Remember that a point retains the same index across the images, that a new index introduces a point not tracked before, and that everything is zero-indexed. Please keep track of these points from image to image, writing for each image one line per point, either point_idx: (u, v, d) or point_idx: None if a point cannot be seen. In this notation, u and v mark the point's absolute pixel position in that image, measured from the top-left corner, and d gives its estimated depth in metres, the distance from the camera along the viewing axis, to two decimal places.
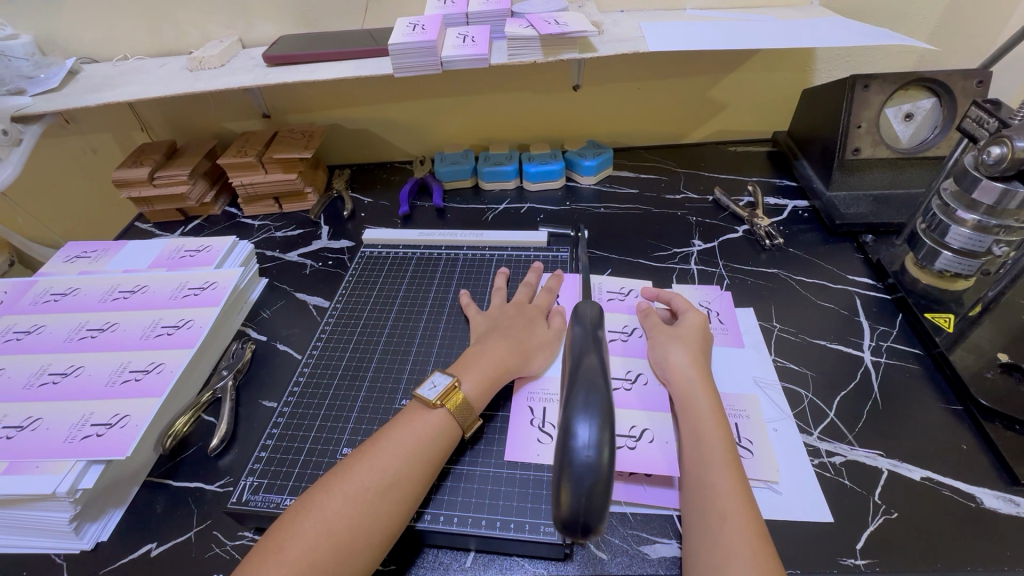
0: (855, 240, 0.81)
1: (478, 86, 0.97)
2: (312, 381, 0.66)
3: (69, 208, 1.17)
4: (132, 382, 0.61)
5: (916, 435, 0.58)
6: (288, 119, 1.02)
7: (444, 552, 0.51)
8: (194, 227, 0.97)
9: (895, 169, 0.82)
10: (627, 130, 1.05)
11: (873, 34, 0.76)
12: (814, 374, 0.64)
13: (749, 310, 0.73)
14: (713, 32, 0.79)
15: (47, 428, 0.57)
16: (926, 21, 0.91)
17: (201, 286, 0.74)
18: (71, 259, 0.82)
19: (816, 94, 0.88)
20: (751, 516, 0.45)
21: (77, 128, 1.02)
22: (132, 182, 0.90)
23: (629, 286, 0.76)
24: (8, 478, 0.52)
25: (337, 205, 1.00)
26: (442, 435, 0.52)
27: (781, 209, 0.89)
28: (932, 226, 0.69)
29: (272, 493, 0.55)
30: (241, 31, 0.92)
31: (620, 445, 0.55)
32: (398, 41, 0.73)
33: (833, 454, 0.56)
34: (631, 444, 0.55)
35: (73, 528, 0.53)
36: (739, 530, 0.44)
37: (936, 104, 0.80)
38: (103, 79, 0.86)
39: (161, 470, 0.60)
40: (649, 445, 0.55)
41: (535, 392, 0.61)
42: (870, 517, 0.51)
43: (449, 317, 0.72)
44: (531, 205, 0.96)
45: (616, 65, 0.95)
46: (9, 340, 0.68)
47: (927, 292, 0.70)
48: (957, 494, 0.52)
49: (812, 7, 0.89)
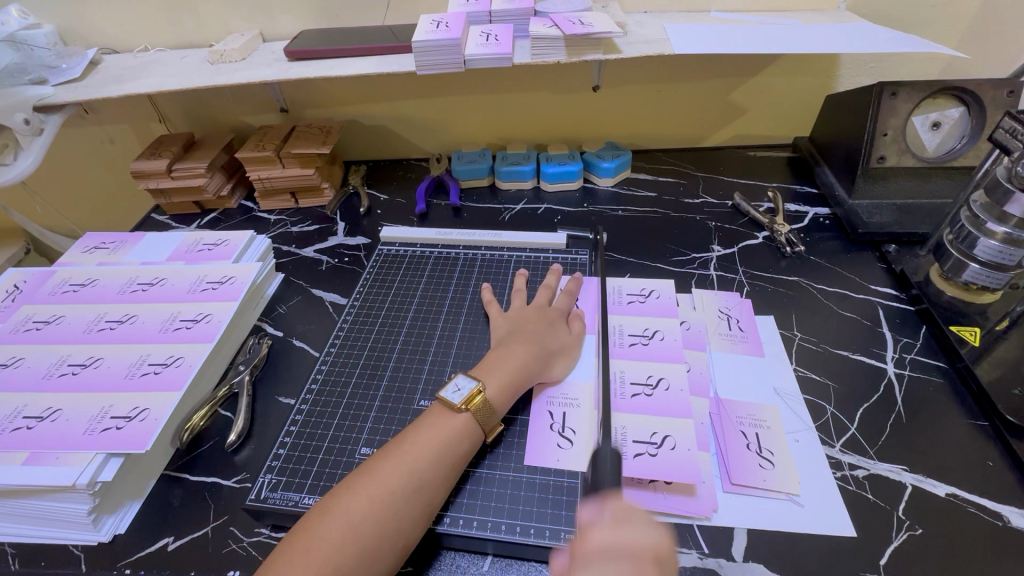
0: (878, 249, 0.80)
1: (498, 85, 0.96)
2: (330, 379, 0.65)
3: (84, 198, 1.17)
4: (151, 375, 0.61)
5: (941, 450, 0.57)
6: (306, 114, 1.02)
7: (462, 555, 0.50)
8: (210, 220, 0.97)
9: (920, 178, 0.81)
10: (646, 133, 1.04)
11: (903, 41, 0.75)
12: (836, 385, 0.64)
13: (770, 318, 0.72)
14: (739, 36, 0.78)
15: (67, 419, 0.57)
16: (954, 28, 0.90)
17: (219, 280, 0.74)
18: (89, 249, 0.82)
19: (840, 100, 0.87)
20: None
21: (95, 118, 1.02)
22: (151, 173, 0.90)
23: (649, 288, 0.75)
24: (28, 469, 0.52)
25: (353, 201, 1.00)
26: (465, 438, 0.52)
27: (801, 216, 0.88)
28: (960, 238, 0.69)
29: (290, 490, 0.54)
30: (262, 24, 0.92)
31: (642, 452, 0.55)
32: (422, 39, 0.73)
33: (856, 467, 0.56)
34: (653, 451, 0.55)
35: (92, 520, 0.53)
36: None
37: (964, 113, 0.79)
38: (123, 70, 0.86)
39: (178, 464, 0.60)
40: (671, 454, 0.54)
41: (555, 396, 0.60)
42: (894, 532, 0.50)
43: (467, 318, 0.72)
44: (548, 206, 0.96)
45: (637, 67, 0.94)
46: (29, 330, 0.68)
47: (952, 304, 0.69)
48: (983, 511, 0.52)
49: (839, 12, 0.87)
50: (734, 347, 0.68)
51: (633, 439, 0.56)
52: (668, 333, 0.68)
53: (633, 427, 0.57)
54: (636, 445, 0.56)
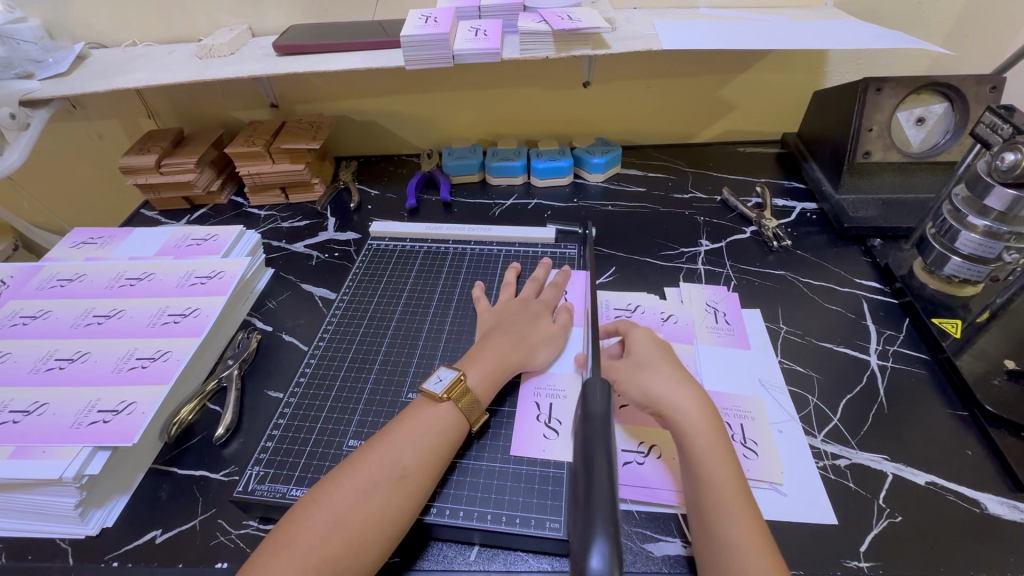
0: (863, 244, 0.81)
1: (488, 80, 0.97)
2: (319, 371, 0.66)
3: (73, 194, 1.16)
4: (139, 369, 0.61)
5: (922, 439, 0.58)
6: (296, 110, 1.01)
7: (449, 546, 0.51)
8: (200, 216, 0.97)
9: (905, 173, 0.82)
10: (636, 129, 1.05)
11: (888, 37, 0.75)
12: (820, 376, 0.64)
13: (756, 311, 0.73)
14: (726, 32, 0.78)
15: (54, 413, 0.57)
16: (941, 24, 0.91)
17: (208, 275, 0.74)
18: (77, 244, 0.82)
19: (827, 96, 0.87)
20: (741, 496, 0.47)
21: (84, 113, 1.02)
22: (139, 169, 0.90)
23: (636, 302, 0.74)
24: (14, 462, 0.52)
25: (344, 196, 1.00)
26: (451, 428, 0.53)
27: (788, 211, 0.89)
28: (942, 232, 0.70)
29: (278, 482, 0.55)
30: (251, 19, 0.91)
31: (628, 461, 0.56)
32: (410, 33, 0.73)
33: (838, 456, 0.57)
34: (640, 459, 0.56)
35: (79, 513, 0.53)
36: (730, 502, 0.46)
37: (948, 108, 0.80)
38: (111, 64, 0.86)
39: (166, 458, 0.60)
40: (657, 463, 0.55)
41: (541, 387, 0.61)
42: (875, 520, 0.51)
43: (456, 311, 0.72)
44: (539, 201, 0.96)
45: (627, 63, 0.94)
46: (16, 325, 0.68)
47: (935, 297, 0.70)
48: (962, 499, 0.53)
49: (826, 8, 0.88)
50: (720, 340, 0.68)
51: (620, 447, 0.57)
52: None
53: (620, 436, 0.58)
54: (623, 453, 0.56)
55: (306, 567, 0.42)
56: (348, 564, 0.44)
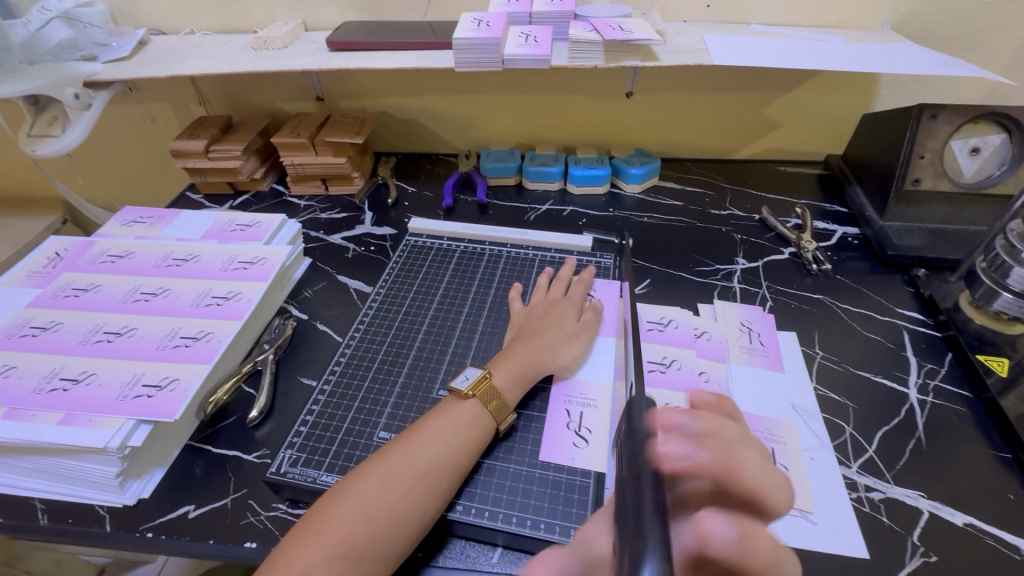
0: (906, 273, 0.80)
1: (532, 85, 0.97)
2: (352, 363, 0.67)
3: (122, 173, 1.21)
4: (181, 348, 0.63)
5: (961, 477, 0.56)
6: (341, 104, 1.03)
7: (473, 545, 0.51)
8: (242, 202, 1.00)
9: (954, 204, 0.80)
10: (677, 143, 1.05)
11: (947, 63, 0.74)
12: (855, 406, 0.63)
13: (792, 334, 0.72)
14: (778, 50, 0.77)
15: (101, 383, 0.59)
16: (1001, 53, 0.88)
17: (250, 260, 0.76)
18: (128, 222, 0.85)
19: (877, 120, 0.86)
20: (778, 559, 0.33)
21: (139, 97, 1.06)
22: (189, 153, 0.92)
23: (668, 317, 0.73)
24: (62, 429, 0.54)
25: (381, 191, 1.02)
26: (474, 425, 0.54)
27: (829, 234, 0.88)
28: (993, 266, 0.68)
29: (309, 467, 0.56)
30: (305, 14, 0.94)
31: None
32: (463, 36, 0.73)
33: (872, 489, 0.55)
34: None
35: (118, 482, 0.55)
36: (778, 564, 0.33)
37: (1005, 140, 0.77)
38: (171, 51, 0.89)
39: (203, 435, 0.62)
40: None
41: (572, 395, 0.61)
42: (907, 557, 0.50)
43: (490, 312, 0.73)
44: (574, 208, 0.96)
45: (672, 76, 0.94)
46: (68, 297, 0.70)
47: (981, 333, 0.69)
48: (1002, 543, 0.51)
49: (882, 30, 0.86)
50: (754, 361, 0.67)
51: None
52: (686, 363, 0.65)
53: None
54: None
55: (331, 555, 0.43)
56: (373, 555, 0.45)
